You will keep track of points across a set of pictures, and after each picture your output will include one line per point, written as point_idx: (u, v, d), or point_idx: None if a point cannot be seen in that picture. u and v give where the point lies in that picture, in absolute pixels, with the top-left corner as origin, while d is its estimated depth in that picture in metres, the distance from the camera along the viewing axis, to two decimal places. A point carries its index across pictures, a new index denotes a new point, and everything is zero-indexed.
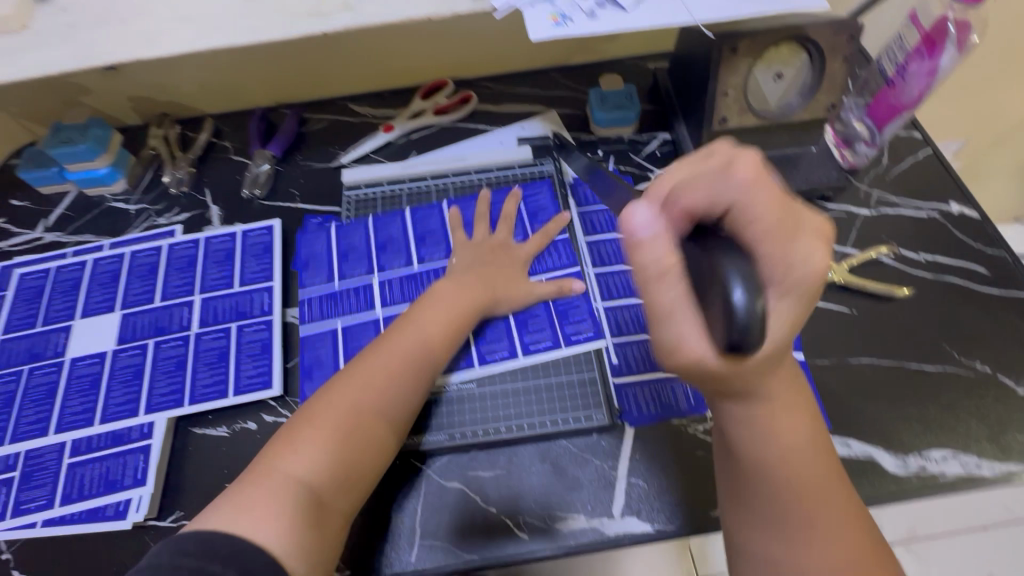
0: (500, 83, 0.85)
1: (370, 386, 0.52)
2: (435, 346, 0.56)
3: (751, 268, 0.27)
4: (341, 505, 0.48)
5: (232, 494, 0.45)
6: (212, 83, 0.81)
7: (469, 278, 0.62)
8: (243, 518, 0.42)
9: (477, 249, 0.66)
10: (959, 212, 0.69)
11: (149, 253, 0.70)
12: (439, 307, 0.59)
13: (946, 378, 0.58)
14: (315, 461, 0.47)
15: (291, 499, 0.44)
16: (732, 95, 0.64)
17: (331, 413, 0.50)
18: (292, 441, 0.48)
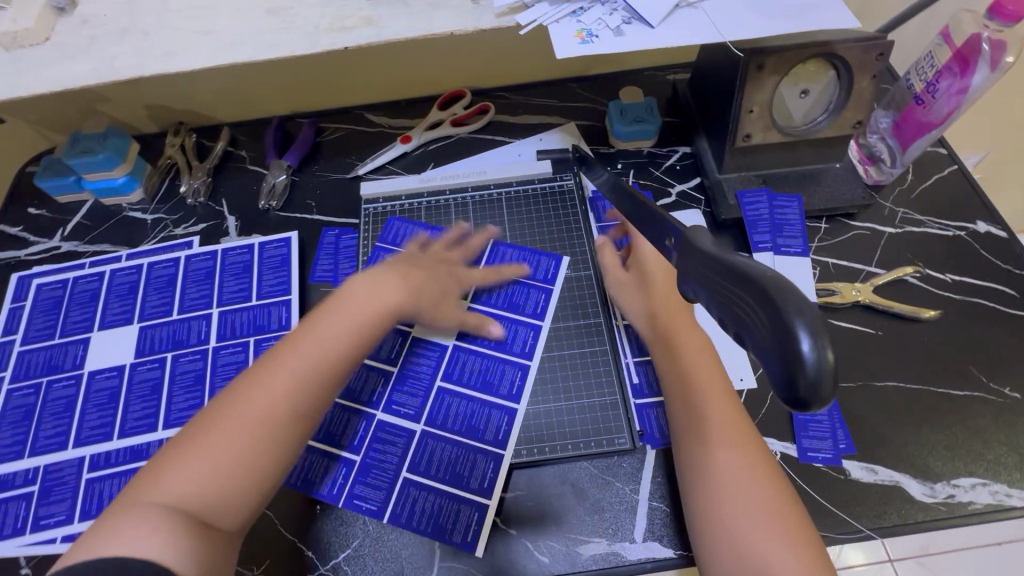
0: (517, 93, 0.85)
1: (268, 393, 0.46)
2: (336, 352, 0.50)
3: (814, 316, 0.24)
4: (224, 526, 0.43)
5: (104, 520, 0.40)
6: (229, 92, 0.81)
7: (388, 276, 0.57)
8: (110, 545, 0.38)
9: (418, 260, 0.62)
10: (987, 232, 0.68)
11: (166, 264, 0.70)
12: (350, 308, 0.53)
13: (975, 403, 0.57)
14: (184, 481, 0.42)
15: (168, 523, 0.40)
16: (757, 112, 0.63)
17: (218, 429, 0.44)
18: (172, 460, 0.43)
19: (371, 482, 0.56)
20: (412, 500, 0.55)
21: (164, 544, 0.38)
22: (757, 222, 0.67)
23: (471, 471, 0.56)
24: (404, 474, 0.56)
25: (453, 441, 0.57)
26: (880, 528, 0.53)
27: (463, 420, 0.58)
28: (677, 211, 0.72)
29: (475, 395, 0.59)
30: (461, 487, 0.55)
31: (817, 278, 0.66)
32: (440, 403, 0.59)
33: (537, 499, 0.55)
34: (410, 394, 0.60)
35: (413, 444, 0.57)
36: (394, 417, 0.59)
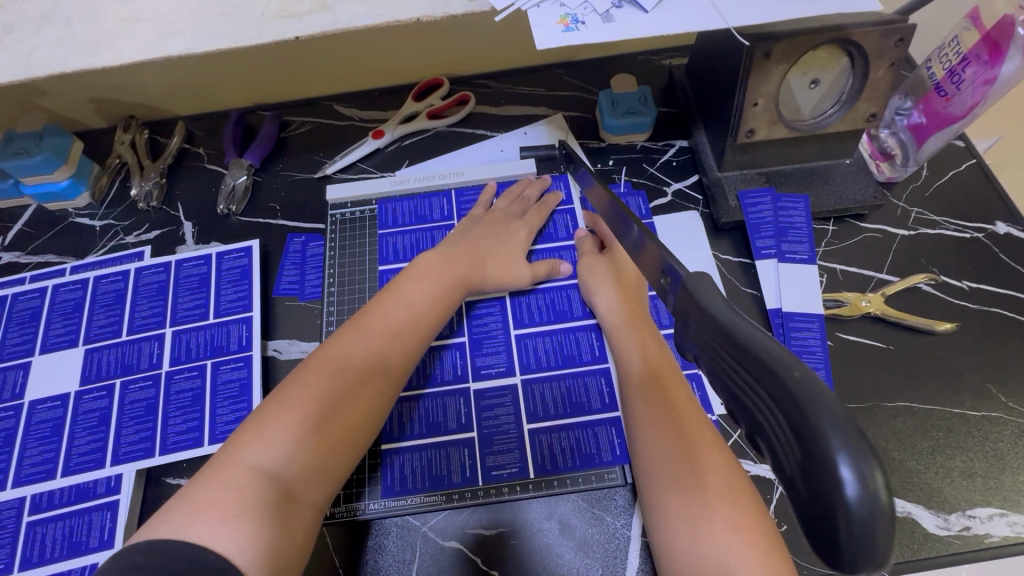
0: (499, 81, 0.78)
1: (355, 361, 0.48)
2: (420, 319, 0.53)
3: (862, 446, 0.20)
4: (312, 496, 0.43)
5: (186, 491, 0.39)
6: (182, 85, 0.74)
7: (456, 249, 0.58)
8: (195, 526, 0.37)
9: (475, 221, 0.62)
10: (1006, 233, 0.63)
11: (115, 278, 0.64)
12: (429, 278, 0.55)
13: (992, 425, 0.53)
14: (279, 447, 0.42)
15: (257, 495, 0.39)
16: (762, 105, 0.57)
17: (308, 394, 0.45)
18: (259, 427, 0.43)
19: (467, 456, 0.53)
20: (466, 463, 0.53)
21: (245, 532, 0.37)
22: (759, 226, 0.62)
23: (587, 396, 0.55)
24: (527, 427, 0.54)
25: (554, 376, 0.56)
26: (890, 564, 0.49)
27: (552, 352, 0.57)
28: (673, 213, 0.66)
29: (545, 329, 0.58)
30: (586, 413, 0.54)
31: (824, 286, 0.61)
32: (523, 346, 0.58)
33: (519, 536, 0.51)
34: (492, 353, 0.57)
35: (518, 395, 0.55)
36: (488, 380, 0.56)
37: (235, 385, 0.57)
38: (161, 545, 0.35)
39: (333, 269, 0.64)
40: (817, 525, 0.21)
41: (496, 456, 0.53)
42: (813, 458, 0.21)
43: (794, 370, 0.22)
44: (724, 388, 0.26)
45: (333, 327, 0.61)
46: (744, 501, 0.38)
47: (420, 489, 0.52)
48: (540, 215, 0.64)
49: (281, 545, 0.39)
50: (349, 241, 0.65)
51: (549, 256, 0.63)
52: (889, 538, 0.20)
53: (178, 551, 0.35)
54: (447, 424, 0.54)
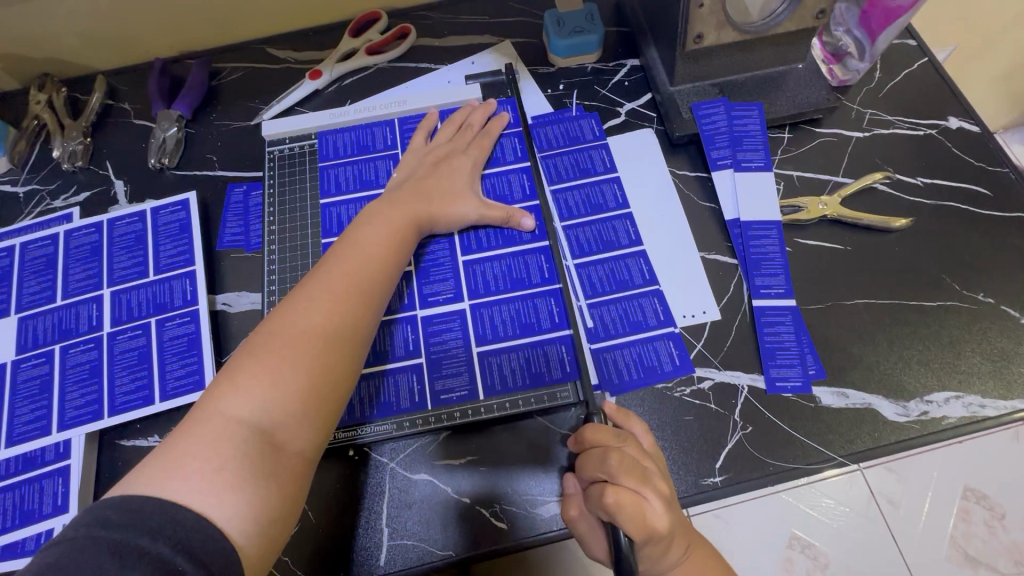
0: (440, 11, 0.73)
1: (321, 310, 0.45)
2: (382, 255, 0.50)
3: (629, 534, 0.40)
4: (298, 444, 0.41)
5: (163, 447, 0.38)
6: (94, 33, 0.68)
7: (401, 192, 0.55)
8: (172, 482, 0.36)
9: (421, 157, 0.60)
10: (959, 127, 0.63)
11: (43, 243, 0.60)
12: (382, 219, 0.52)
13: (948, 313, 0.54)
14: (255, 395, 0.40)
15: (236, 447, 0.38)
16: (708, 6, 0.54)
17: (279, 341, 0.42)
18: (230, 379, 0.41)
19: (415, 381, 0.52)
20: (415, 389, 0.52)
21: (224, 487, 0.36)
22: (713, 137, 0.61)
23: (536, 316, 0.54)
24: (475, 349, 0.53)
25: (503, 300, 0.55)
26: (852, 453, 0.50)
27: (501, 276, 0.56)
28: (627, 133, 0.64)
29: (494, 254, 0.57)
30: (535, 333, 0.53)
31: (781, 193, 0.60)
32: (471, 273, 0.56)
33: (490, 462, 0.51)
34: (440, 280, 0.56)
35: (466, 320, 0.55)
36: (436, 307, 0.55)
37: (183, 341, 0.55)
38: (136, 501, 0.34)
39: (274, 213, 0.60)
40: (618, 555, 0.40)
41: (445, 379, 0.52)
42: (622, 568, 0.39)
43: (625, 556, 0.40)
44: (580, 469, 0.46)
45: (275, 276, 0.57)
46: None
47: (374, 418, 0.51)
48: (483, 145, 0.61)
49: (267, 496, 0.38)
50: (288, 181, 0.62)
51: (498, 181, 0.61)
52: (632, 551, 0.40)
53: (153, 508, 0.34)
54: (394, 351, 0.53)
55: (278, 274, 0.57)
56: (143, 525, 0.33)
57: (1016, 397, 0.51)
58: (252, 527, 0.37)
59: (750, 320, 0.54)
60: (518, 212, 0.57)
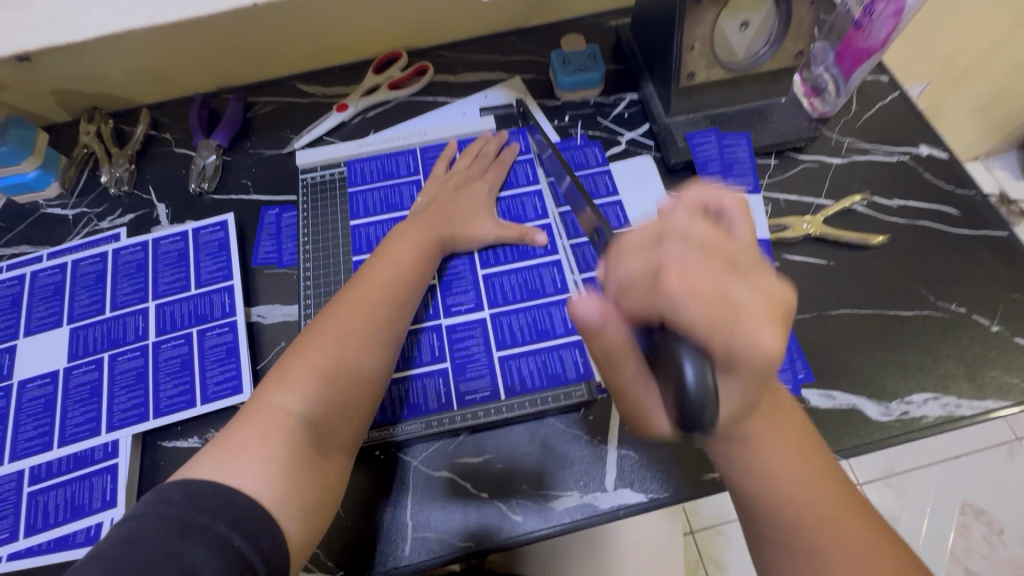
0: (455, 50, 0.81)
1: (358, 319, 0.50)
2: (410, 272, 0.56)
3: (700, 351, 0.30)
4: (338, 442, 0.46)
5: (221, 437, 0.43)
6: (142, 71, 0.75)
7: (426, 215, 0.61)
8: (229, 466, 0.40)
9: (442, 184, 0.66)
10: (929, 154, 0.69)
11: (93, 261, 0.65)
12: (411, 239, 0.58)
13: (924, 321, 0.59)
14: (304, 392, 0.45)
15: (286, 438, 0.43)
16: (699, 48, 0.61)
17: (324, 344, 0.48)
18: (282, 377, 0.46)
19: (441, 384, 0.57)
20: (441, 391, 0.56)
21: (274, 474, 0.41)
22: (706, 163, 0.67)
23: (551, 323, 0.59)
24: (496, 353, 0.58)
25: (520, 309, 0.60)
26: (842, 450, 0.54)
27: (517, 288, 0.61)
28: (627, 160, 0.70)
29: (510, 268, 0.62)
30: (551, 339, 0.58)
31: (769, 214, 0.66)
32: (490, 285, 0.61)
33: (506, 460, 0.55)
34: (461, 292, 0.61)
35: (487, 327, 0.59)
36: (458, 316, 0.60)
37: (223, 349, 0.59)
38: (199, 483, 0.38)
39: (307, 232, 0.66)
40: None
41: (469, 382, 0.57)
42: (670, 354, 0.31)
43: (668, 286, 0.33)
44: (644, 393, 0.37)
45: (309, 290, 0.63)
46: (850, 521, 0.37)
47: (404, 418, 0.55)
48: (499, 172, 0.67)
49: (311, 484, 0.42)
50: (320, 204, 0.68)
51: (511, 203, 0.66)
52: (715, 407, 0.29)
53: (213, 489, 0.38)
54: (420, 356, 0.58)
55: (311, 288, 0.63)
56: (202, 504, 0.37)
57: (989, 397, 0.55)
58: (297, 511, 0.41)
59: None
60: (531, 229, 0.63)
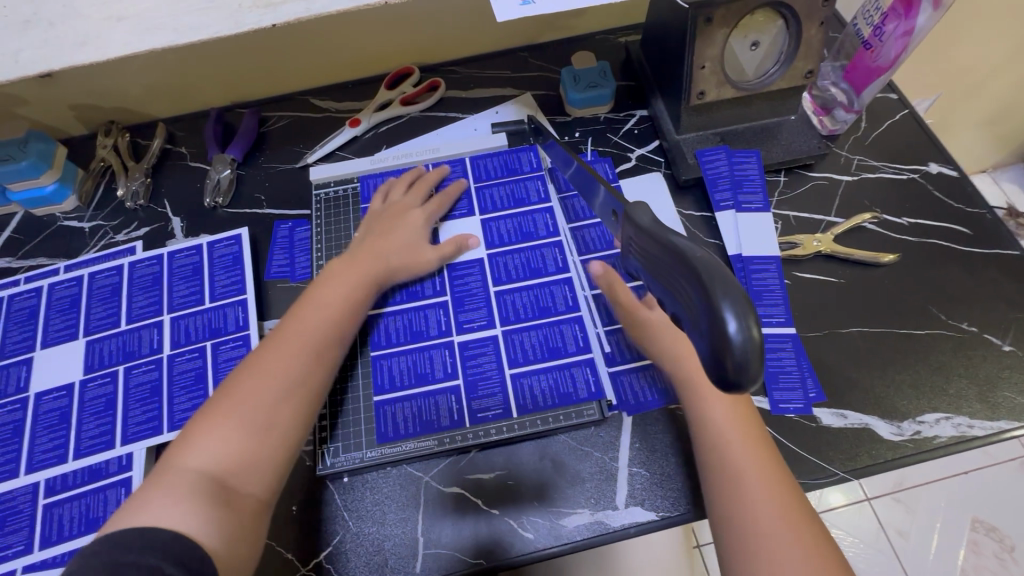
0: (467, 66, 0.82)
1: (272, 372, 0.50)
2: (337, 314, 0.56)
3: (740, 298, 0.27)
4: (252, 489, 0.46)
5: (139, 492, 0.43)
6: (160, 86, 0.76)
7: (360, 252, 0.61)
8: (142, 515, 0.41)
9: (378, 215, 0.65)
10: (939, 172, 0.69)
11: (109, 274, 0.66)
12: (341, 279, 0.58)
13: (936, 340, 0.59)
14: (212, 447, 0.46)
15: (189, 489, 0.43)
16: (709, 67, 0.61)
17: (233, 397, 0.48)
18: (191, 434, 0.46)
19: (454, 400, 0.57)
20: (454, 407, 0.56)
21: (187, 513, 0.41)
22: (716, 180, 0.67)
23: (563, 340, 0.59)
24: (508, 371, 0.58)
25: (532, 326, 0.60)
26: (853, 469, 0.54)
27: (529, 305, 0.61)
28: (637, 176, 0.71)
29: (522, 285, 0.63)
30: (562, 356, 0.58)
31: (779, 232, 0.66)
32: (502, 302, 0.62)
33: (517, 477, 0.55)
34: (473, 308, 0.62)
35: (499, 344, 0.59)
36: (472, 332, 0.60)
37: (236, 362, 0.60)
38: (115, 533, 0.39)
39: (321, 247, 0.67)
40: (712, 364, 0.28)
41: (481, 400, 0.57)
42: (710, 310, 0.27)
43: (697, 252, 0.30)
44: (659, 282, 0.33)
45: None
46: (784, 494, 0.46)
47: (412, 433, 0.56)
48: (439, 201, 0.67)
49: (223, 525, 0.42)
50: (334, 220, 0.68)
51: (521, 219, 0.67)
52: (761, 361, 0.26)
53: (132, 535, 0.39)
54: (434, 373, 0.58)
55: None
56: (127, 546, 0.38)
57: (1003, 418, 0.55)
58: (217, 545, 0.41)
59: None
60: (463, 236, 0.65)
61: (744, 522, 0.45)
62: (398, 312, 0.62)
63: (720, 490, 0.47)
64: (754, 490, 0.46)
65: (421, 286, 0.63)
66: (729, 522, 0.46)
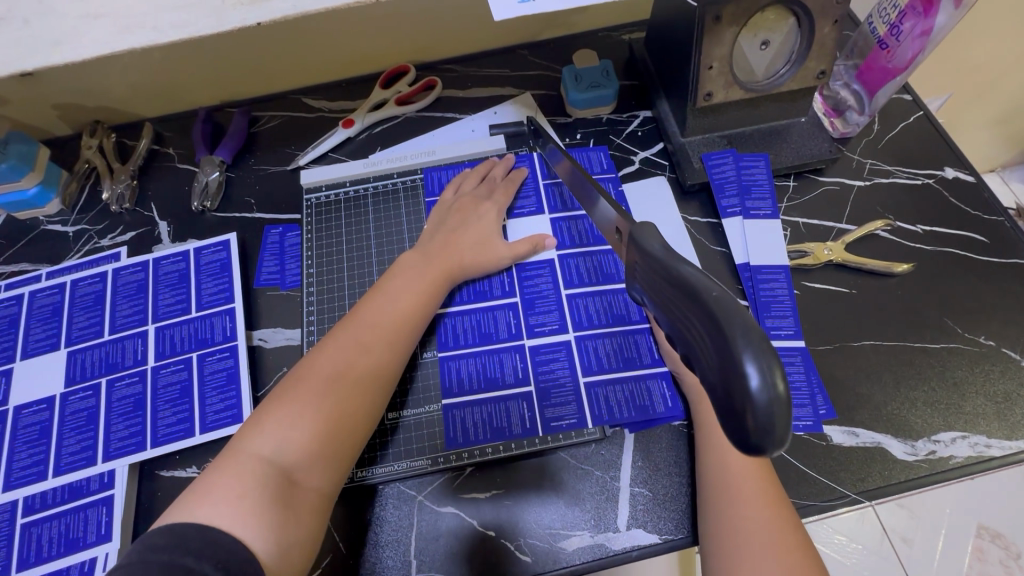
0: (464, 64, 0.79)
1: (346, 358, 0.48)
2: (409, 309, 0.53)
3: (764, 348, 0.25)
4: (317, 484, 0.43)
5: (196, 480, 0.41)
6: (145, 85, 0.73)
7: (434, 244, 0.59)
8: (201, 507, 0.38)
9: (446, 210, 0.63)
10: (955, 177, 0.66)
11: (92, 281, 0.64)
12: (413, 272, 0.56)
13: (951, 355, 0.56)
14: (281, 438, 0.43)
15: (258, 481, 0.40)
16: (717, 68, 0.58)
17: (305, 387, 0.46)
18: (259, 421, 0.44)
19: (526, 408, 0.55)
20: (526, 415, 0.55)
21: (250, 510, 0.39)
22: (723, 185, 0.64)
23: (637, 352, 0.57)
24: (582, 379, 0.56)
25: (606, 332, 0.58)
26: (865, 491, 0.51)
27: (602, 311, 0.59)
28: (640, 181, 0.68)
29: (596, 289, 0.60)
30: (639, 367, 0.56)
31: (788, 239, 0.64)
32: (530, 304, 0.60)
33: (514, 496, 0.53)
34: (545, 311, 0.60)
35: (572, 351, 0.57)
36: (543, 337, 0.58)
37: (223, 374, 0.58)
38: (179, 526, 0.36)
39: (311, 254, 0.64)
40: (731, 417, 0.26)
41: (555, 408, 0.55)
42: (727, 358, 0.25)
43: (714, 290, 0.28)
44: (667, 316, 0.31)
45: (314, 313, 0.61)
46: (785, 525, 0.44)
47: (483, 440, 0.54)
48: (507, 190, 0.65)
49: (285, 525, 0.40)
50: (326, 226, 0.66)
51: (523, 228, 0.64)
52: (788, 421, 0.24)
53: (195, 531, 0.36)
54: (449, 389, 0.56)
55: (315, 312, 0.61)
56: (185, 546, 0.35)
57: (1021, 437, 0.53)
58: (274, 547, 0.38)
59: None
60: (540, 237, 0.62)
61: (727, 515, 0.45)
62: (466, 312, 0.60)
63: (715, 497, 0.47)
64: (745, 489, 0.46)
65: (489, 285, 0.61)
66: (714, 512, 0.46)
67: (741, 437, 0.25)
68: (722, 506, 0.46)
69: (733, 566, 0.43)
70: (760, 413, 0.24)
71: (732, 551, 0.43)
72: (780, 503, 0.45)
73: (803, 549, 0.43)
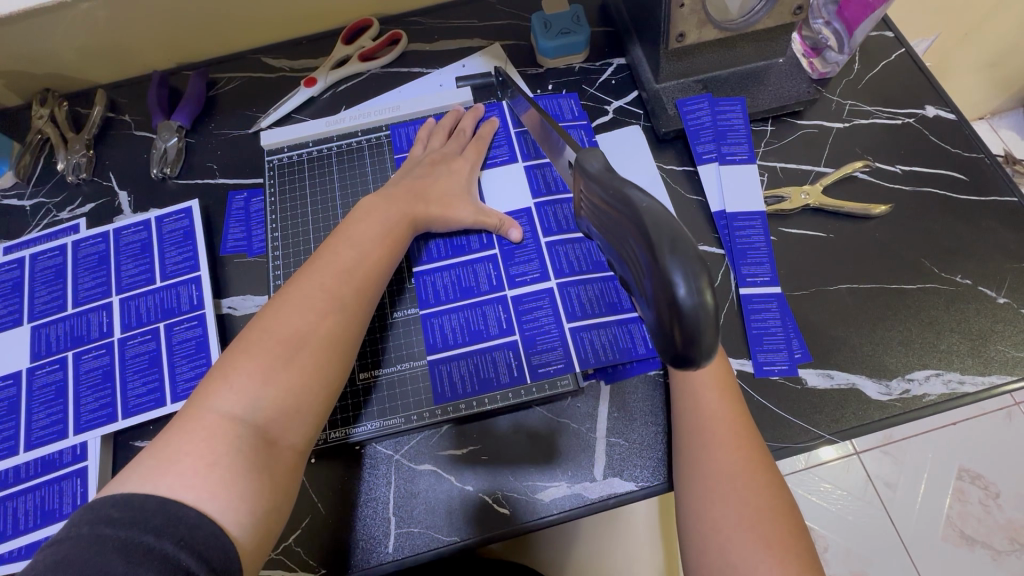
0: (430, 16, 0.75)
1: (313, 308, 0.46)
2: (375, 258, 0.51)
3: (692, 259, 0.28)
4: (292, 441, 0.42)
5: (156, 445, 0.39)
6: (91, 50, 0.69)
7: (397, 189, 0.57)
8: (167, 478, 0.36)
9: (416, 162, 0.61)
10: (936, 116, 0.65)
11: (52, 254, 0.62)
12: (375, 217, 0.54)
13: (928, 295, 0.56)
14: (248, 393, 0.41)
15: (230, 443, 0.39)
16: (689, 6, 0.55)
17: (271, 339, 0.44)
18: (225, 376, 0.42)
19: (511, 357, 0.55)
20: (512, 363, 0.54)
21: (218, 481, 0.37)
22: (698, 132, 0.63)
23: (618, 297, 0.56)
24: (566, 326, 0.55)
25: (587, 279, 0.57)
26: (839, 431, 0.52)
27: (581, 259, 0.58)
28: (615, 131, 0.66)
29: (571, 237, 0.59)
30: (622, 311, 0.56)
31: (766, 184, 0.62)
32: (509, 262, 0.58)
33: (491, 451, 0.53)
34: (525, 261, 0.58)
35: (555, 298, 0.56)
36: (524, 287, 0.57)
37: (192, 344, 0.56)
38: (139, 498, 0.35)
39: (277, 218, 0.62)
40: (667, 327, 0.29)
41: (541, 354, 0.55)
42: (658, 270, 0.29)
43: (650, 211, 0.30)
44: (619, 246, 0.35)
45: (281, 278, 0.60)
46: (758, 465, 0.44)
47: (470, 392, 0.54)
48: (479, 147, 0.63)
49: (262, 487, 0.39)
50: (290, 189, 0.64)
51: (497, 182, 0.63)
52: (714, 324, 0.28)
53: (154, 506, 0.35)
54: (433, 343, 0.56)
55: (283, 277, 0.60)
56: (146, 522, 0.34)
57: (994, 372, 0.53)
58: (247, 511, 0.38)
59: (737, 307, 0.56)
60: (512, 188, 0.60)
61: (698, 460, 0.45)
62: (442, 269, 0.59)
63: (688, 441, 0.47)
64: (719, 434, 0.45)
65: (466, 239, 0.60)
66: (687, 456, 0.46)
67: (679, 344, 0.29)
68: (693, 450, 0.46)
69: (702, 504, 0.43)
70: (689, 318, 0.28)
71: (700, 492, 0.44)
72: (753, 445, 0.45)
73: (772, 490, 0.43)
